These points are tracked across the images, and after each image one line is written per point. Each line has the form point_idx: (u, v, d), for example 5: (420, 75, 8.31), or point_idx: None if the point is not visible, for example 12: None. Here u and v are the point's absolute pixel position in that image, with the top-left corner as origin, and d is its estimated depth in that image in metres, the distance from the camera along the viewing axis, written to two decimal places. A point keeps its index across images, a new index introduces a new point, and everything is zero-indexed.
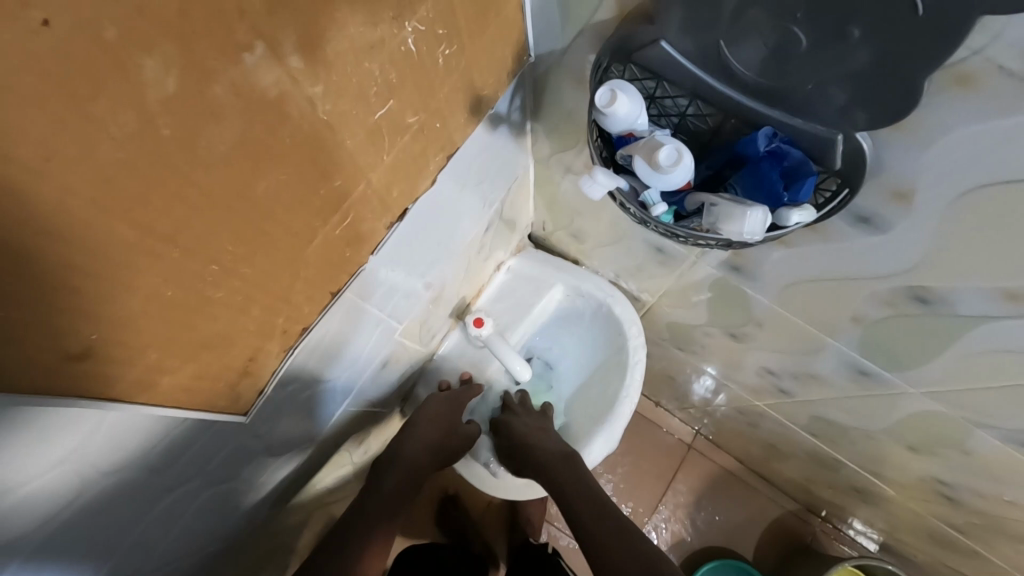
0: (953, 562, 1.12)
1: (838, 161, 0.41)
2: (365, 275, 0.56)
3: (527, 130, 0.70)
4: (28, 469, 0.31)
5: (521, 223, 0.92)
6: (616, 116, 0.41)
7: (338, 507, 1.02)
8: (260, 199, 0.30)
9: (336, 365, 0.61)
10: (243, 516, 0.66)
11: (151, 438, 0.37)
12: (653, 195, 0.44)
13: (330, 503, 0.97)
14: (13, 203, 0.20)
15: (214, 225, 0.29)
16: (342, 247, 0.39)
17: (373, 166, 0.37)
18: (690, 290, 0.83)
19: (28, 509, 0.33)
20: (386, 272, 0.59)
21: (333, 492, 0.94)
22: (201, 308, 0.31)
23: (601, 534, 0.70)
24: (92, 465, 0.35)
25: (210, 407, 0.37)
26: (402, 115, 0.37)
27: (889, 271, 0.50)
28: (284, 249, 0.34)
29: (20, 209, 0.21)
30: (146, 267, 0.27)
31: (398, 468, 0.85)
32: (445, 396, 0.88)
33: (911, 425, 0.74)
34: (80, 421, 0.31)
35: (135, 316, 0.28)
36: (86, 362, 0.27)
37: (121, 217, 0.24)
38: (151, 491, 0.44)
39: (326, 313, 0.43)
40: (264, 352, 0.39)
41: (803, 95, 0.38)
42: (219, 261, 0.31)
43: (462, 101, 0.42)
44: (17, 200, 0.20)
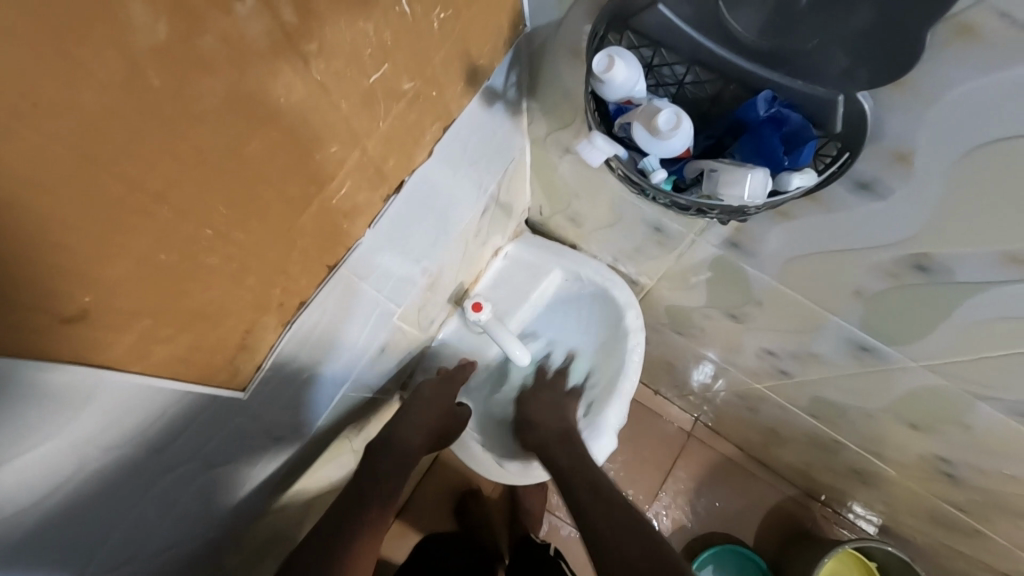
0: (951, 541, 1.12)
1: (839, 125, 0.40)
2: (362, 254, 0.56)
3: (523, 109, 0.69)
4: (25, 440, 0.30)
5: (517, 209, 0.91)
6: (613, 83, 0.40)
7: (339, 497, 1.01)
8: (252, 160, 0.30)
9: (335, 348, 0.61)
10: (243, 504, 0.65)
11: (151, 412, 0.37)
12: (652, 163, 0.43)
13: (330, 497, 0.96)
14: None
15: (207, 185, 0.28)
16: (338, 218, 0.39)
17: (369, 133, 0.37)
18: (688, 271, 0.83)
19: (20, 488, 0.32)
20: (383, 252, 0.58)
21: (332, 486, 0.93)
22: (195, 275, 0.30)
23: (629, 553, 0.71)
24: (90, 441, 0.34)
25: (208, 380, 0.37)
26: (396, 81, 0.36)
27: (892, 239, 0.49)
28: (279, 218, 0.34)
29: (8, 154, 0.20)
30: (139, 227, 0.26)
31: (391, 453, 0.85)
32: (441, 378, 0.89)
33: (911, 401, 0.74)
34: (71, 395, 0.30)
35: (129, 280, 0.27)
36: (80, 327, 0.26)
37: (113, 175, 0.24)
38: (151, 471, 0.43)
39: (325, 287, 0.42)
40: (262, 326, 0.38)
41: (802, 55, 0.38)
42: (214, 226, 0.30)
43: (457, 69, 0.41)
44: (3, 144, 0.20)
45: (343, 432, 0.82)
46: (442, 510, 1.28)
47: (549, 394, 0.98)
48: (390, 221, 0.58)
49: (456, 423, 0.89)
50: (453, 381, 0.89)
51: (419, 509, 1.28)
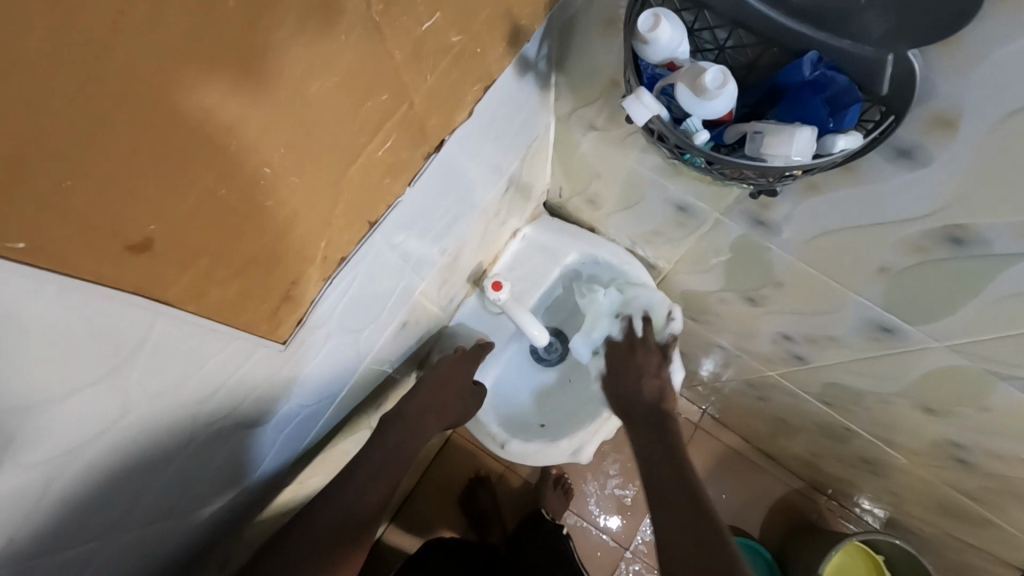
0: (959, 533, 1.13)
1: (884, 87, 0.41)
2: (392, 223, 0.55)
3: (550, 84, 0.69)
4: (81, 378, 0.30)
5: (536, 191, 0.91)
6: (658, 44, 0.41)
7: None
8: (314, 102, 0.30)
9: (362, 316, 0.60)
10: (266, 474, 0.66)
11: (194, 361, 0.37)
12: (694, 124, 0.43)
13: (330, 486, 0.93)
14: (98, 53, 0.20)
15: (271, 122, 0.28)
16: (383, 172, 0.39)
17: (417, 86, 0.36)
18: (707, 252, 0.83)
19: (65, 434, 0.32)
20: (412, 221, 0.58)
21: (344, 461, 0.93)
22: (251, 216, 0.30)
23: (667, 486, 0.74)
24: (137, 387, 0.34)
25: (253, 329, 0.37)
26: (446, 35, 0.36)
27: (924, 211, 0.49)
28: (330, 166, 0.34)
29: (104, 63, 0.20)
30: (207, 157, 0.26)
31: (406, 426, 0.83)
32: (462, 353, 0.87)
33: (929, 383, 0.74)
34: (127, 338, 0.30)
35: (194, 213, 0.27)
36: (146, 257, 0.26)
37: (187, 99, 0.24)
38: (188, 425, 0.43)
39: (363, 244, 0.42)
40: (306, 278, 0.38)
41: (853, 16, 0.38)
42: (273, 167, 0.30)
43: (501, 29, 0.41)
44: (102, 50, 0.20)
45: (363, 409, 0.82)
46: (447, 498, 1.28)
47: (640, 355, 0.91)
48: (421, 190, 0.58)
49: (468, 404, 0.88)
50: (473, 359, 0.87)
51: (429, 501, 1.28)
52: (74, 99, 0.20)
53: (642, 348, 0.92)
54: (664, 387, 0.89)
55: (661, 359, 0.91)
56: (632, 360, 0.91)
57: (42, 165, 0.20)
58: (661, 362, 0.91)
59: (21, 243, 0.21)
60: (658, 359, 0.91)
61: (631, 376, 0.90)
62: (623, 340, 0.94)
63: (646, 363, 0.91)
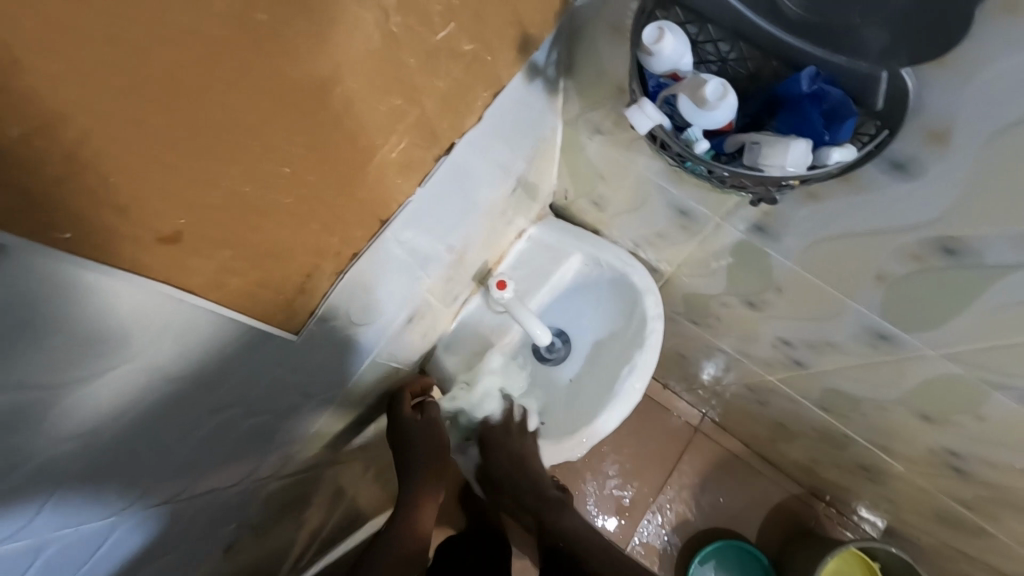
0: (955, 542, 1.13)
1: (879, 101, 0.42)
2: (398, 223, 0.58)
3: (558, 89, 0.71)
4: (111, 360, 0.32)
5: (542, 192, 0.92)
6: (661, 55, 0.42)
7: (349, 483, 1.02)
8: (332, 106, 0.32)
9: (374, 309, 0.63)
10: (275, 463, 0.68)
11: (215, 347, 0.39)
12: (694, 133, 0.44)
13: (341, 475, 0.96)
14: (139, 59, 0.22)
15: (293, 124, 0.30)
16: (395, 172, 0.40)
17: (430, 90, 0.38)
18: (710, 257, 0.84)
19: (92, 412, 0.34)
20: (419, 221, 0.61)
21: (364, 452, 0.99)
22: (269, 212, 0.32)
23: None
24: (161, 370, 0.36)
25: (269, 318, 0.39)
26: (458, 42, 0.38)
27: (920, 221, 0.51)
28: (346, 165, 0.35)
29: (143, 68, 0.22)
30: (233, 156, 0.28)
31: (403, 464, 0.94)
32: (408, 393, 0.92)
33: (926, 391, 0.75)
34: (154, 323, 0.32)
35: (217, 208, 0.29)
36: (174, 248, 0.28)
37: (216, 100, 0.26)
38: (203, 410, 0.45)
39: (375, 241, 0.44)
40: (319, 271, 0.40)
41: (848, 32, 0.39)
42: (292, 165, 0.32)
43: (512, 37, 0.43)
44: (142, 57, 0.22)
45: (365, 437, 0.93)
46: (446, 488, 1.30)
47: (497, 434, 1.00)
48: (429, 191, 0.60)
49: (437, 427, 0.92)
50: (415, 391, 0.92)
51: None
52: (116, 100, 0.22)
53: (520, 430, 1.01)
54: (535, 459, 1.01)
55: (520, 432, 1.00)
56: (507, 440, 1.00)
57: (83, 158, 0.22)
58: (530, 439, 1.01)
59: (66, 231, 0.23)
60: (519, 435, 1.00)
61: (502, 456, 0.99)
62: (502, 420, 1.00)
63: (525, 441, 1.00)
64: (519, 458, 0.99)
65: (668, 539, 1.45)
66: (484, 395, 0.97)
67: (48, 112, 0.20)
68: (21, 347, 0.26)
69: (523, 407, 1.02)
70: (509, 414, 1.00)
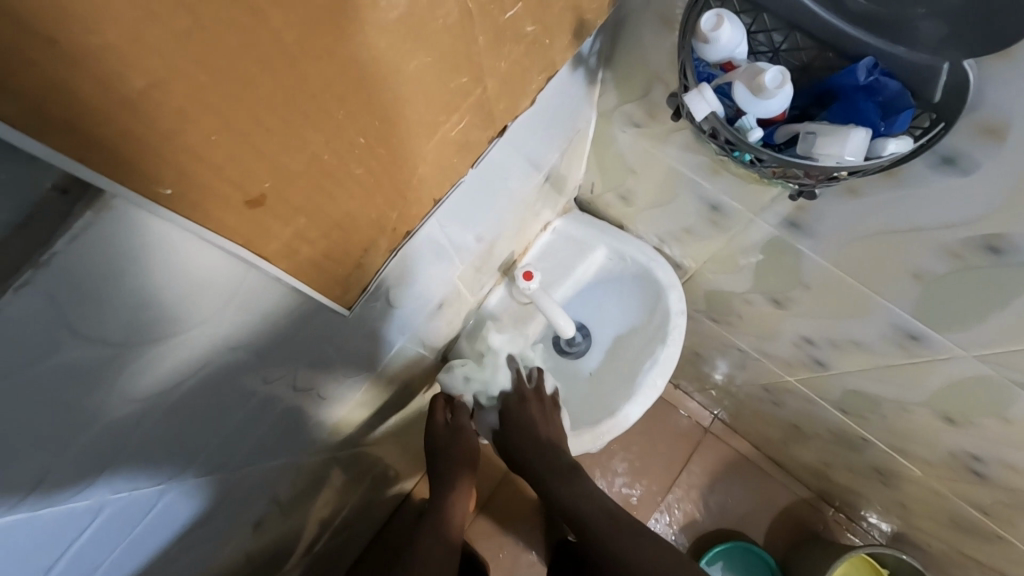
0: (968, 549, 1.13)
1: (938, 93, 0.42)
2: (443, 210, 0.59)
3: (596, 80, 0.71)
4: (181, 324, 0.33)
5: (569, 185, 0.92)
6: (717, 44, 0.43)
7: (365, 471, 1.02)
8: (409, 79, 0.32)
9: (408, 293, 0.64)
10: (304, 443, 0.68)
11: (273, 316, 0.39)
12: (749, 121, 0.44)
13: (361, 463, 0.97)
14: (251, 19, 0.23)
15: (372, 94, 0.31)
16: (453, 152, 0.41)
17: (492, 71, 0.38)
18: (738, 253, 0.85)
19: (159, 376, 0.35)
20: (455, 209, 0.61)
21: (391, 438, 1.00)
22: (343, 182, 0.33)
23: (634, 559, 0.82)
24: (223, 337, 0.37)
25: (327, 292, 0.39)
26: (523, 24, 0.38)
27: (965, 219, 0.51)
28: (413, 140, 0.36)
29: (253, 29, 0.23)
30: (319, 122, 0.29)
31: (440, 460, 0.97)
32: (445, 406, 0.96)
33: (953, 393, 0.75)
34: (222, 285, 0.33)
35: (297, 174, 0.29)
36: (258, 212, 0.29)
37: (310, 64, 0.26)
38: (254, 380, 0.45)
39: (427, 219, 0.45)
40: (376, 247, 0.41)
41: (910, 23, 0.39)
42: (367, 137, 0.32)
43: (569, 23, 0.43)
44: (254, 16, 0.23)
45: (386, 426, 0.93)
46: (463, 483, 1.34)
47: (525, 407, 0.94)
48: (472, 177, 0.61)
49: (468, 434, 0.97)
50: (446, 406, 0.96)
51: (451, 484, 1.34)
52: (229, 59, 0.23)
53: (538, 397, 0.97)
54: (559, 435, 0.96)
55: (542, 403, 0.96)
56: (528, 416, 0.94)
57: (192, 113, 0.23)
58: (553, 408, 0.97)
59: (168, 187, 0.24)
60: (544, 406, 0.96)
61: (524, 433, 0.93)
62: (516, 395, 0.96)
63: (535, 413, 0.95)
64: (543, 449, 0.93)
65: (675, 539, 1.45)
66: (496, 368, 0.94)
67: (172, 69, 0.21)
68: (104, 300, 0.27)
69: (534, 371, 0.98)
70: (519, 385, 0.96)
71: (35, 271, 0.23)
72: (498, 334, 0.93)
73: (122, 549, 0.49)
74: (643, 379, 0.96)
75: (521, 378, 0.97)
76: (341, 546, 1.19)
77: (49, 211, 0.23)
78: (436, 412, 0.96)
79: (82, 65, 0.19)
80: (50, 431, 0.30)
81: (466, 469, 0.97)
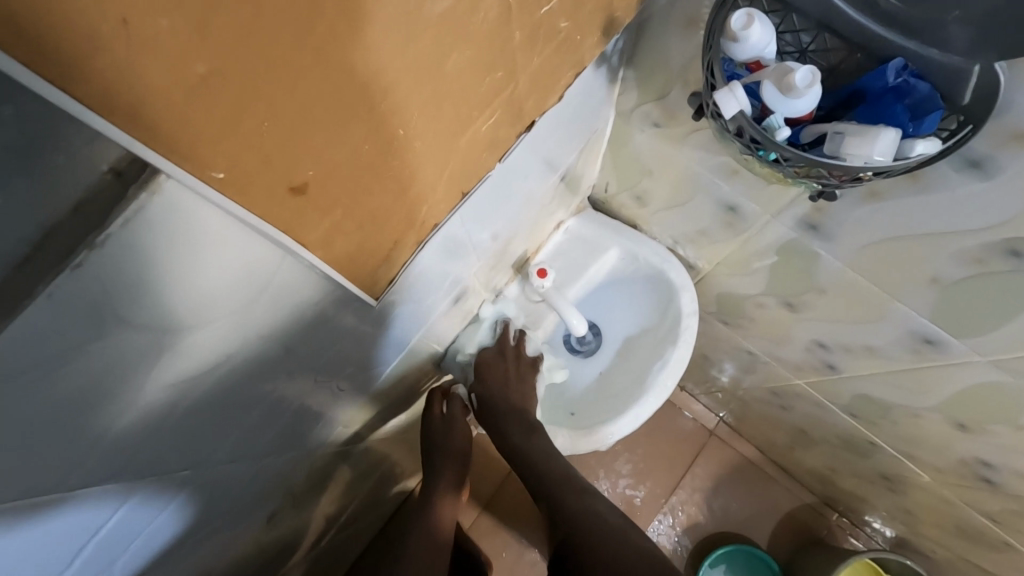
0: (973, 556, 1.13)
1: (966, 96, 0.41)
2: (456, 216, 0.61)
3: (617, 79, 0.71)
4: (214, 313, 0.33)
5: (584, 184, 0.92)
6: (747, 42, 0.43)
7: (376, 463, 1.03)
8: (449, 73, 0.33)
9: (424, 291, 0.65)
10: (317, 437, 0.68)
11: (305, 305, 0.40)
12: (777, 120, 0.45)
13: (368, 459, 0.97)
14: (312, 11, 0.23)
15: (414, 89, 0.31)
16: (483, 147, 0.41)
17: (524, 67, 0.39)
18: (751, 255, 0.85)
19: (189, 363, 0.35)
20: (470, 212, 0.62)
21: (396, 435, 1.00)
22: (380, 174, 0.33)
23: (582, 512, 0.78)
24: (252, 326, 0.37)
25: (356, 281, 0.40)
26: (556, 21, 0.39)
27: (988, 224, 0.51)
28: (448, 133, 0.36)
29: (313, 20, 0.23)
30: (364, 112, 0.29)
31: (435, 456, 0.96)
32: (443, 395, 0.96)
33: (966, 399, 0.75)
34: (258, 275, 0.33)
35: (338, 164, 0.30)
36: (301, 199, 0.29)
37: (359, 57, 0.26)
38: (278, 369, 0.46)
39: (454, 214, 0.45)
40: (405, 241, 0.41)
41: (941, 26, 0.40)
42: (406, 130, 0.33)
43: (600, 21, 0.44)
44: (315, 8, 0.23)
45: (393, 425, 0.94)
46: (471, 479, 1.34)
47: (501, 362, 0.92)
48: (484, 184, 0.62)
49: (463, 430, 0.96)
50: (443, 392, 0.97)
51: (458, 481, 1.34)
52: (288, 50, 0.23)
53: (517, 355, 0.94)
54: (529, 395, 0.93)
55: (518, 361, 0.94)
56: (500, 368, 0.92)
57: (249, 102, 0.23)
58: (529, 372, 0.95)
59: (222, 173, 0.24)
60: (519, 364, 0.94)
61: (497, 390, 0.91)
62: (495, 349, 0.92)
63: (512, 370, 0.93)
64: (505, 398, 0.91)
65: (678, 541, 1.45)
66: (482, 323, 0.92)
67: (235, 59, 0.21)
68: (146, 286, 0.27)
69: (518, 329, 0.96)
70: (502, 339, 0.93)
71: (91, 252, 0.24)
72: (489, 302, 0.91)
73: (138, 542, 0.50)
74: (651, 381, 0.97)
75: (504, 335, 0.93)
76: (344, 543, 1.20)
77: (105, 191, 0.23)
78: (432, 405, 0.96)
79: (156, 54, 0.19)
80: (83, 412, 0.30)
81: (459, 463, 0.98)
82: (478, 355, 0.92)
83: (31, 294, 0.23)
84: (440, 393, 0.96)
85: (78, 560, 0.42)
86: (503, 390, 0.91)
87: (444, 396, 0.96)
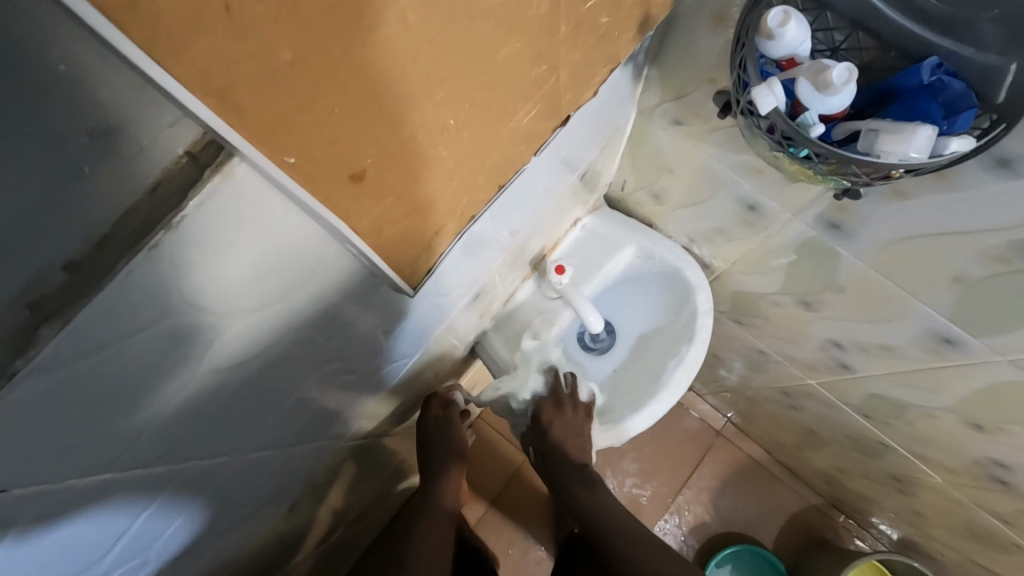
0: (981, 558, 1.13)
1: (1001, 94, 0.41)
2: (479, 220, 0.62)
3: (641, 76, 0.72)
4: (260, 295, 0.35)
5: (602, 182, 0.93)
6: (782, 40, 0.43)
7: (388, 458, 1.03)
8: (499, 64, 0.33)
9: (448, 286, 0.65)
10: (336, 430, 0.69)
11: (343, 290, 0.41)
12: (811, 117, 0.45)
13: (381, 453, 0.97)
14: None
15: (467, 79, 0.32)
16: (522, 139, 0.42)
17: (566, 61, 0.39)
18: (769, 254, 0.85)
19: (235, 345, 0.37)
20: (490, 218, 0.64)
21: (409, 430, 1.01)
22: (429, 164, 0.34)
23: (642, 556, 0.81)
24: (294, 312, 0.39)
25: (398, 270, 0.40)
26: (598, 15, 0.39)
27: (1014, 222, 0.52)
28: (492, 123, 0.37)
29: (383, 9, 0.24)
30: (420, 101, 0.30)
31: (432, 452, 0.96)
32: (443, 404, 0.95)
33: (982, 399, 0.76)
34: (303, 260, 0.35)
35: (394, 152, 0.31)
36: (358, 186, 0.30)
37: (422, 47, 0.27)
38: (313, 357, 0.47)
39: (490, 206, 0.45)
40: (444, 231, 0.41)
41: (979, 24, 0.40)
42: (455, 120, 0.33)
43: (636, 17, 0.44)
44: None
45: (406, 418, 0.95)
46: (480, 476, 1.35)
47: (565, 414, 0.96)
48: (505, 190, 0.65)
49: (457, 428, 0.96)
50: (444, 402, 0.95)
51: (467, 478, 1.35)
52: (359, 37, 0.24)
53: (572, 403, 0.97)
54: (586, 446, 0.97)
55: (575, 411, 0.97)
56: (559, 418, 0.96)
57: (322, 87, 0.24)
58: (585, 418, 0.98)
59: (291, 157, 0.25)
60: (576, 413, 0.97)
61: (557, 437, 0.96)
62: (550, 397, 0.97)
63: (572, 419, 0.96)
64: (560, 443, 0.96)
65: (684, 540, 1.45)
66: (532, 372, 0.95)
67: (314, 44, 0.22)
68: (204, 266, 0.29)
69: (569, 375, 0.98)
70: (556, 388, 0.97)
71: (167, 232, 0.26)
72: (531, 336, 0.95)
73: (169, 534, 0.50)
74: (666, 378, 0.97)
75: (556, 382, 0.97)
76: (353, 536, 1.20)
77: (179, 173, 0.25)
78: (429, 408, 0.95)
79: (241, 34, 0.20)
80: (141, 390, 0.32)
81: (456, 457, 0.97)
82: (536, 403, 0.97)
83: (112, 272, 0.25)
84: (443, 408, 0.95)
85: (114, 549, 0.43)
86: (562, 438, 0.95)
87: (441, 400, 0.95)
